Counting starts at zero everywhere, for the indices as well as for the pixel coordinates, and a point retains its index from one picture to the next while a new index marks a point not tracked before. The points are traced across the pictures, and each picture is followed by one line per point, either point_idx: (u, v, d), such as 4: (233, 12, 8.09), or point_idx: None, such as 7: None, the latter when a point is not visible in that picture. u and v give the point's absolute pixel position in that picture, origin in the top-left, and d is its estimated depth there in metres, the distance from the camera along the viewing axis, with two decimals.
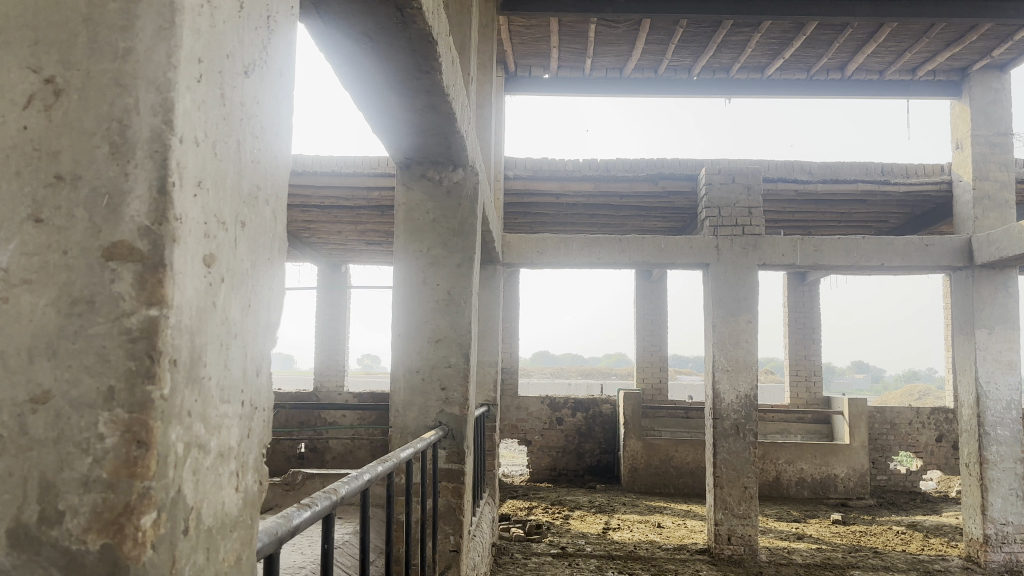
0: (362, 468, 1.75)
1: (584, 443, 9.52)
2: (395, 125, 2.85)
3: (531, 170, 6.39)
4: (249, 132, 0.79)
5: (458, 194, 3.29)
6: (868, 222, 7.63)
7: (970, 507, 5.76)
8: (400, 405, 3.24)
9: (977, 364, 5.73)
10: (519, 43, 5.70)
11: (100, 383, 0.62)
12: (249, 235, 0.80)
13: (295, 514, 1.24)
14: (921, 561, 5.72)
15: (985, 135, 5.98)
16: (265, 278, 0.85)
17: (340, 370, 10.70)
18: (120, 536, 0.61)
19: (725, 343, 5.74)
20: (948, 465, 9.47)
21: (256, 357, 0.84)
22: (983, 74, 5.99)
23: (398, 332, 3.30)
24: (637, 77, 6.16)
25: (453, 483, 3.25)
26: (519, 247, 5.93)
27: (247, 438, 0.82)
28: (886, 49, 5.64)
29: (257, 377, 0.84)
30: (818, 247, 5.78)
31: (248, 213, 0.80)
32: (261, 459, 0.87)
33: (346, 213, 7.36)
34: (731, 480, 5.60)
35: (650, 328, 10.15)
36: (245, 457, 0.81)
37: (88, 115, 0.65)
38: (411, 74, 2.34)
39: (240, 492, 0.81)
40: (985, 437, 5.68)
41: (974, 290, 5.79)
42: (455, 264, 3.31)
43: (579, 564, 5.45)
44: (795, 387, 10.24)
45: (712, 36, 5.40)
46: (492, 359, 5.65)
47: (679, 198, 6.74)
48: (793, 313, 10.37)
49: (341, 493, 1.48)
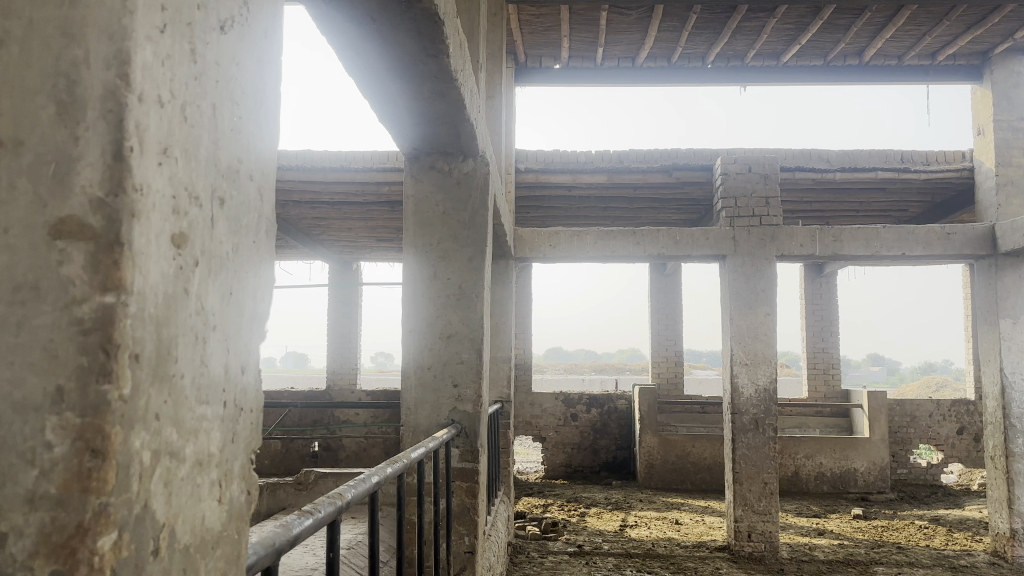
0: (370, 470, 1.65)
1: (598, 439, 9.42)
2: (402, 115, 2.76)
3: (543, 162, 6.30)
4: (226, 99, 0.70)
5: (469, 185, 3.20)
6: (887, 211, 7.48)
7: (996, 501, 5.63)
8: (412, 403, 3.15)
9: (1002, 355, 5.58)
10: (529, 33, 5.59)
11: (47, 382, 0.53)
12: (229, 215, 0.71)
13: (296, 522, 1.15)
14: (946, 557, 5.59)
15: (1008, 120, 5.81)
16: (251, 266, 0.76)
17: (352, 367, 10.64)
18: (73, 562, 0.52)
19: (743, 337, 5.62)
20: (969, 457, 9.31)
21: (241, 353, 0.75)
22: (1005, 56, 5.82)
23: (408, 329, 3.21)
24: (649, 65, 6.05)
25: (466, 482, 3.16)
26: (532, 240, 5.82)
27: (231, 444, 0.73)
28: (905, 34, 5.50)
29: (242, 375, 0.75)
30: (837, 237, 5.64)
31: (228, 189, 0.71)
32: (249, 466, 0.78)
33: (355, 209, 7.28)
34: (751, 475, 5.47)
35: (665, 323, 10.03)
36: (230, 465, 0.72)
37: (32, 70, 0.55)
38: (417, 58, 2.24)
39: (224, 504, 0.71)
40: (1011, 429, 5.54)
41: (998, 279, 5.64)
42: (466, 258, 3.22)
43: (597, 563, 5.35)
44: (813, 380, 10.10)
45: (727, 23, 5.27)
46: (505, 355, 5.58)
47: (695, 189, 6.61)
48: (809, 305, 10.20)
49: (348, 497, 1.39)
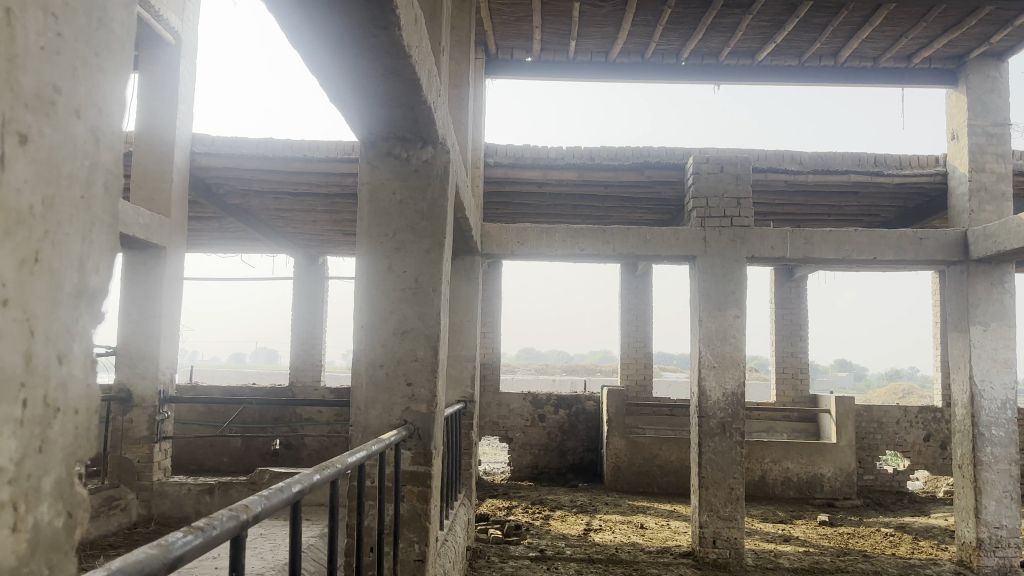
0: (293, 477, 1.49)
1: (566, 441, 9.30)
2: (351, 94, 2.58)
3: (513, 157, 6.14)
4: (32, 6, 0.54)
5: (428, 173, 3.05)
6: (859, 214, 7.44)
7: (963, 509, 5.57)
8: (362, 402, 2.97)
9: (972, 363, 5.52)
10: (500, 23, 5.43)
11: None
12: (36, 157, 0.55)
13: (179, 541, 0.98)
14: (912, 566, 5.53)
15: (981, 126, 5.77)
16: (75, 230, 0.60)
17: (316, 363, 10.42)
18: None
19: (711, 339, 5.51)
20: (935, 465, 9.31)
21: (59, 337, 0.58)
22: (980, 62, 5.78)
23: (360, 324, 3.03)
24: (622, 61, 5.92)
25: (419, 487, 2.99)
26: (499, 237, 5.67)
27: (36, 455, 0.56)
28: (881, 35, 5.43)
29: (61, 366, 0.59)
30: (809, 240, 5.56)
31: (36, 125, 0.55)
32: (73, 479, 0.61)
33: (318, 201, 7.07)
34: (717, 480, 5.36)
35: (635, 324, 9.92)
36: (36, 482, 0.56)
37: None
38: (367, 30, 2.07)
39: (24, 534, 0.55)
40: (980, 438, 5.47)
41: (969, 286, 5.59)
42: (423, 250, 3.06)
43: (559, 568, 5.20)
44: (782, 384, 10.06)
45: (702, 18, 5.15)
46: (469, 354, 5.41)
47: (666, 187, 6.50)
48: (780, 308, 10.16)
49: (255, 510, 1.23)
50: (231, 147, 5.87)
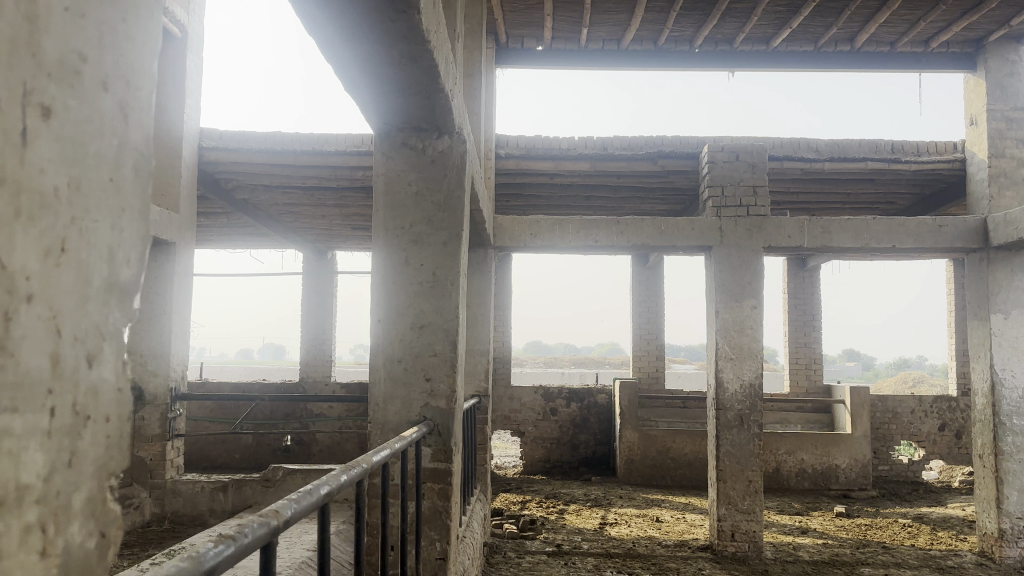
0: (321, 478, 1.43)
1: (578, 434, 9.23)
2: (368, 82, 2.51)
3: (524, 148, 6.07)
4: None
5: (444, 164, 2.98)
6: (875, 202, 7.34)
7: (984, 500, 5.49)
8: (380, 398, 2.92)
9: (993, 351, 5.42)
10: (511, 11, 5.35)
11: None
12: (60, 133, 0.49)
13: (210, 552, 0.92)
14: (933, 557, 5.45)
15: (1001, 111, 5.66)
16: (104, 219, 0.54)
17: (326, 358, 10.38)
18: None
19: (728, 330, 5.43)
20: (950, 454, 9.22)
21: (88, 334, 0.52)
22: (999, 45, 5.66)
23: (377, 318, 2.97)
24: (634, 48, 5.83)
25: (439, 484, 2.93)
26: (512, 229, 5.60)
27: (66, 469, 0.50)
28: (899, 19, 5.32)
29: (90, 369, 0.53)
30: (826, 229, 5.47)
31: (60, 97, 0.49)
32: (106, 493, 0.55)
33: (327, 195, 7.01)
34: (734, 473, 5.29)
35: (647, 316, 9.84)
36: (67, 499, 0.50)
37: None
38: (384, 14, 2.00)
39: (53, 558, 0.49)
40: (1001, 427, 5.38)
41: (989, 273, 5.49)
42: (441, 242, 2.99)
43: (576, 563, 5.14)
44: (795, 375, 9.97)
45: (716, 4, 5.05)
46: (482, 348, 5.34)
47: (679, 177, 6.41)
48: (793, 298, 10.07)
49: (285, 515, 1.17)
50: (239, 142, 5.81)
